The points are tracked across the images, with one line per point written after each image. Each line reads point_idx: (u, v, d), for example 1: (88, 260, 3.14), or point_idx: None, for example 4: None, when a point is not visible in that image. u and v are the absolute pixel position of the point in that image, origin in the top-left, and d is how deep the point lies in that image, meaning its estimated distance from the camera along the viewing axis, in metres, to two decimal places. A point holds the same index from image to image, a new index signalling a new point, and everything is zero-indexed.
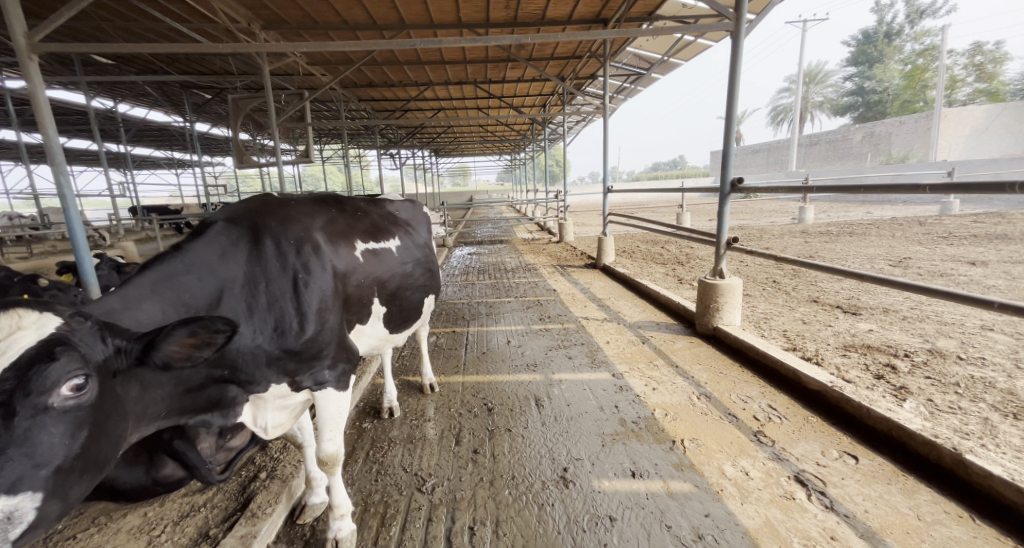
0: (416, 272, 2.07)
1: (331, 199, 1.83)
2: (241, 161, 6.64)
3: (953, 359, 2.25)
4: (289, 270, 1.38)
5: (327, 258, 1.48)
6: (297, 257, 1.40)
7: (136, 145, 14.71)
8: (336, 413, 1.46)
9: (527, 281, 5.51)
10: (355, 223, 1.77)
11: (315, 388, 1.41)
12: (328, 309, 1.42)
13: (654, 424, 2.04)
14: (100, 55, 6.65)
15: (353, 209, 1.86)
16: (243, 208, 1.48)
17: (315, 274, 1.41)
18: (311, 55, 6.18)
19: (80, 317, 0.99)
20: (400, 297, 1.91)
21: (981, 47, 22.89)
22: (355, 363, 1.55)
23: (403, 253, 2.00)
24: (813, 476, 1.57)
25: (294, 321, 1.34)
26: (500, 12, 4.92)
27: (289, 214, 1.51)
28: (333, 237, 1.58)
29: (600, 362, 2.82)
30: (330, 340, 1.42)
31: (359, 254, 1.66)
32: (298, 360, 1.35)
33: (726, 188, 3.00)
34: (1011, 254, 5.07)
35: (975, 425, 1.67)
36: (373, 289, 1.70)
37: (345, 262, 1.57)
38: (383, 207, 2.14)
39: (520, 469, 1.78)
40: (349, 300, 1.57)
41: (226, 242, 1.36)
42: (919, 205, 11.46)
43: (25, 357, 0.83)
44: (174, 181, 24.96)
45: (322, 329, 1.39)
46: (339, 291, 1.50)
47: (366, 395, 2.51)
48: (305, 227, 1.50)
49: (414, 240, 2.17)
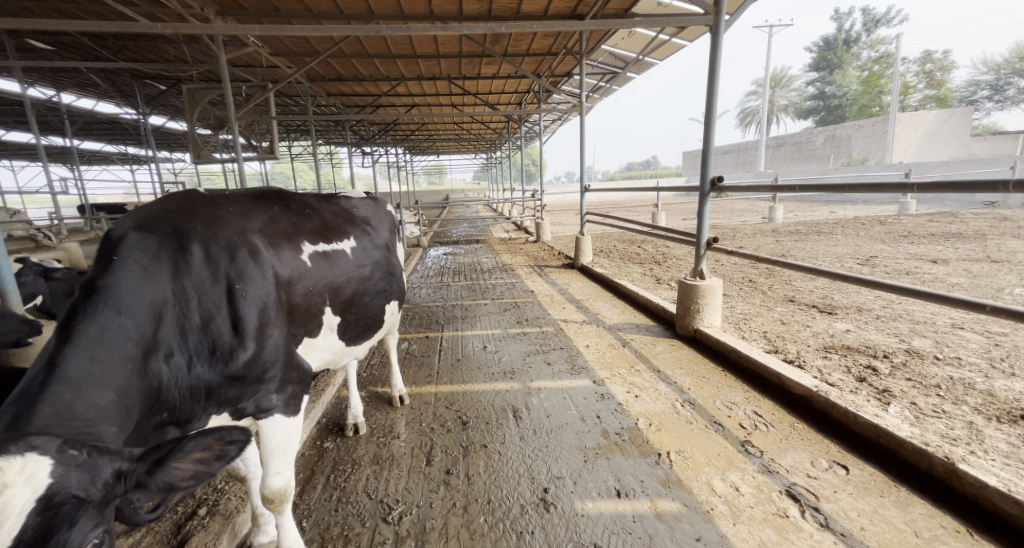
0: (376, 275, 1.90)
1: (273, 195, 1.62)
2: (198, 157, 6.20)
3: (931, 359, 2.25)
4: (221, 278, 1.20)
5: (267, 263, 1.31)
6: (230, 264, 1.22)
7: (85, 140, 13.75)
8: (286, 443, 1.30)
9: (504, 282, 5.36)
10: (301, 222, 1.58)
11: (259, 415, 1.24)
12: (272, 321, 1.26)
13: (637, 435, 1.94)
14: (35, 39, 6.09)
15: (300, 207, 1.67)
16: (166, 208, 1.25)
17: (252, 283, 1.24)
18: (273, 45, 5.84)
19: (70, 451, 0.82)
20: (358, 304, 1.74)
21: (931, 55, 24.22)
22: (307, 384, 1.39)
23: (359, 255, 1.82)
24: (805, 490, 1.49)
25: (230, 340, 1.17)
26: (473, 4, 4.76)
27: (221, 213, 1.31)
28: (274, 238, 1.40)
29: (580, 368, 2.71)
30: (276, 359, 1.26)
31: (306, 258, 1.49)
32: (242, 386, 1.20)
33: (705, 187, 2.94)
34: (967, 252, 5.28)
35: (961, 430, 1.63)
36: (324, 297, 1.53)
37: (289, 268, 1.40)
38: (336, 205, 1.94)
39: (498, 491, 1.64)
40: (295, 309, 1.39)
41: (144, 257, 1.12)
42: (879, 205, 11.96)
43: (32, 530, 0.70)
44: (129, 178, 23.55)
45: (268, 345, 1.23)
46: (282, 299, 1.33)
47: (330, 410, 2.31)
48: (239, 229, 1.30)
49: (373, 240, 1.99)
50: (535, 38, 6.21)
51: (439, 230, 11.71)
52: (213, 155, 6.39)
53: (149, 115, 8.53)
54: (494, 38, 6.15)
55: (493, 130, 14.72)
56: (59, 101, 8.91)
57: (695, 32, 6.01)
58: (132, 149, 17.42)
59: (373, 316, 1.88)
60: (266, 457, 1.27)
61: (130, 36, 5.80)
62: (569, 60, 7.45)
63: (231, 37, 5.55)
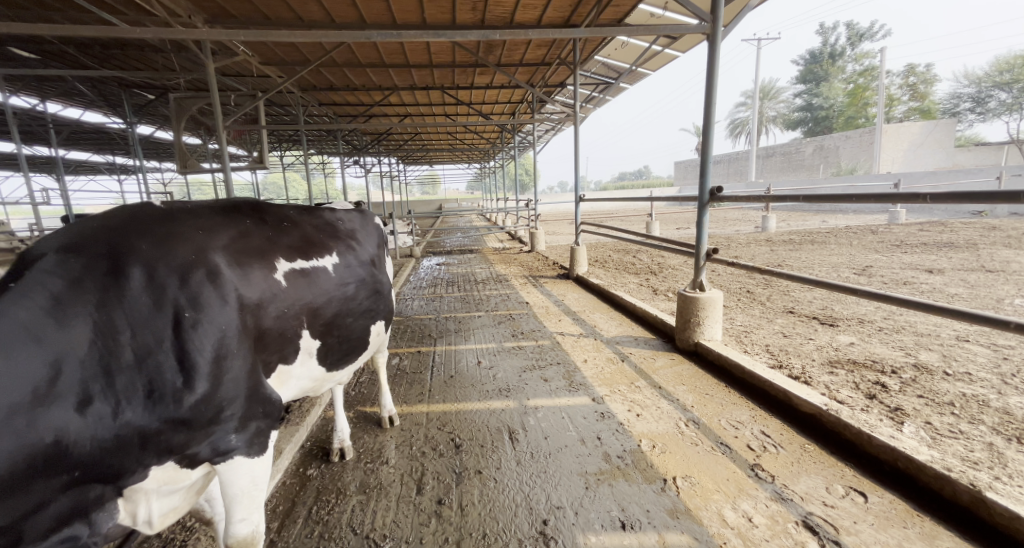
0: (361, 293, 1.79)
1: (247, 207, 1.51)
2: (185, 166, 6.07)
3: (940, 375, 2.17)
4: (166, 305, 1.06)
5: (228, 286, 1.18)
6: (181, 289, 1.09)
7: (71, 150, 13.52)
8: (250, 485, 1.18)
9: (498, 294, 5.25)
10: (277, 238, 1.47)
11: (216, 458, 1.11)
12: (231, 352, 1.13)
13: (641, 459, 1.83)
14: (17, 47, 5.97)
15: (277, 221, 1.56)
16: (101, 227, 1.10)
17: (207, 310, 1.10)
18: (263, 53, 5.77)
19: None
20: (340, 325, 1.63)
21: (914, 69, 24.82)
22: (274, 420, 1.26)
23: (343, 271, 1.70)
24: (823, 521, 1.40)
25: (176, 378, 1.03)
26: (467, 14, 4.74)
27: (177, 230, 1.18)
28: (242, 256, 1.27)
29: (578, 384, 2.61)
30: (233, 397, 1.12)
31: (281, 277, 1.38)
32: (188, 430, 1.04)
33: (704, 197, 2.88)
34: (962, 262, 5.29)
35: (981, 452, 1.55)
36: (300, 319, 1.42)
37: (257, 291, 1.27)
38: (319, 217, 1.84)
39: (494, 524, 1.52)
40: (264, 336, 1.28)
41: (61, 286, 0.96)
42: (869, 214, 12.07)
43: None
44: (115, 188, 23.15)
45: (225, 381, 1.10)
46: (247, 325, 1.20)
47: (315, 433, 2.18)
48: (197, 247, 1.18)
49: (358, 256, 1.87)
50: (528, 48, 6.21)
51: (432, 240, 11.60)
52: (200, 165, 6.25)
53: (137, 125, 8.38)
54: (487, 48, 6.16)
55: (486, 139, 14.73)
56: (45, 111, 8.76)
57: (688, 43, 6.05)
58: (119, 159, 17.13)
59: (357, 337, 1.76)
60: (229, 502, 1.17)
61: (116, 44, 5.71)
62: (563, 71, 7.48)
63: (219, 45, 5.46)
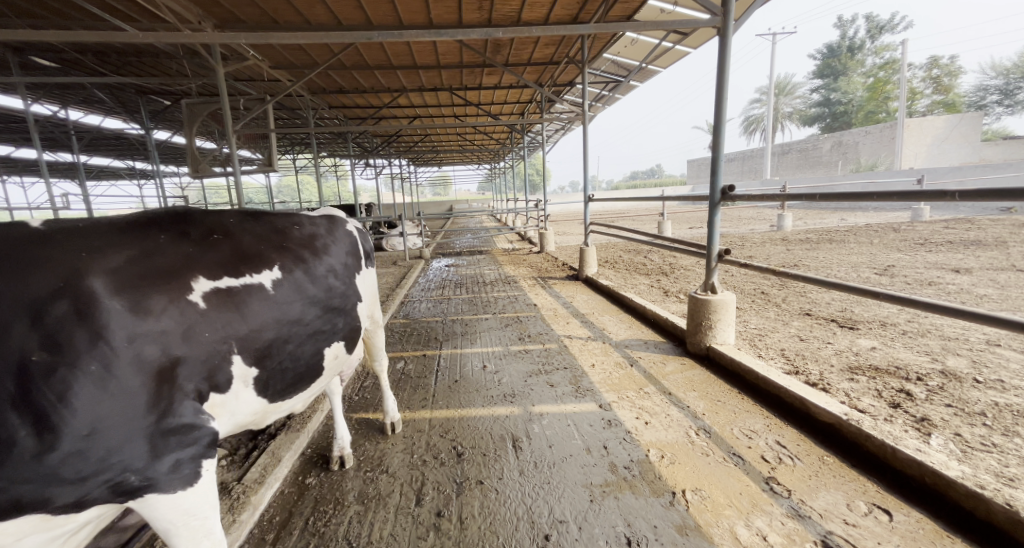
0: (310, 313, 1.50)
1: (168, 218, 1.28)
2: (197, 170, 6.15)
3: (970, 382, 2.05)
4: (14, 354, 0.87)
5: (107, 321, 0.97)
6: (40, 332, 0.90)
7: (93, 155, 13.90)
8: (185, 516, 1.08)
9: (506, 295, 5.20)
10: (198, 253, 1.23)
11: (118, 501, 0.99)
12: (113, 398, 0.94)
13: (649, 470, 1.76)
14: (39, 56, 6.16)
15: (202, 234, 1.31)
16: None
17: (72, 354, 0.91)
18: (272, 56, 5.82)
19: None
20: (289, 347, 1.40)
21: (937, 61, 24.05)
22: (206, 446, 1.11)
23: (291, 287, 1.44)
24: (843, 542, 1.31)
25: (28, 440, 0.86)
26: (473, 13, 4.70)
27: (50, 255, 0.99)
28: (138, 280, 1.06)
29: (585, 390, 2.54)
30: (117, 451, 0.94)
31: (198, 300, 1.16)
32: (52, 493, 0.88)
33: (716, 196, 2.78)
34: (991, 261, 5.06)
35: (1018, 468, 1.43)
36: (227, 348, 1.19)
37: (158, 322, 1.05)
38: (268, 224, 1.56)
39: (493, 540, 1.46)
40: (174, 372, 1.06)
41: None
42: (891, 212, 11.71)
43: None
44: (135, 192, 23.73)
45: (102, 432, 0.92)
46: (142, 363, 1.00)
47: (316, 440, 2.15)
48: (68, 275, 0.97)
49: (311, 270, 1.56)
50: (536, 46, 6.14)
51: (442, 241, 11.59)
52: (212, 169, 6.34)
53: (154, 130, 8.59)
54: (495, 48, 6.09)
55: (496, 140, 14.70)
56: (67, 118, 9.04)
57: (700, 38, 5.92)
58: (139, 164, 17.59)
59: (303, 364, 1.48)
60: (163, 535, 1.07)
61: (132, 51, 5.85)
62: (571, 69, 7.41)
63: (229, 50, 5.51)
